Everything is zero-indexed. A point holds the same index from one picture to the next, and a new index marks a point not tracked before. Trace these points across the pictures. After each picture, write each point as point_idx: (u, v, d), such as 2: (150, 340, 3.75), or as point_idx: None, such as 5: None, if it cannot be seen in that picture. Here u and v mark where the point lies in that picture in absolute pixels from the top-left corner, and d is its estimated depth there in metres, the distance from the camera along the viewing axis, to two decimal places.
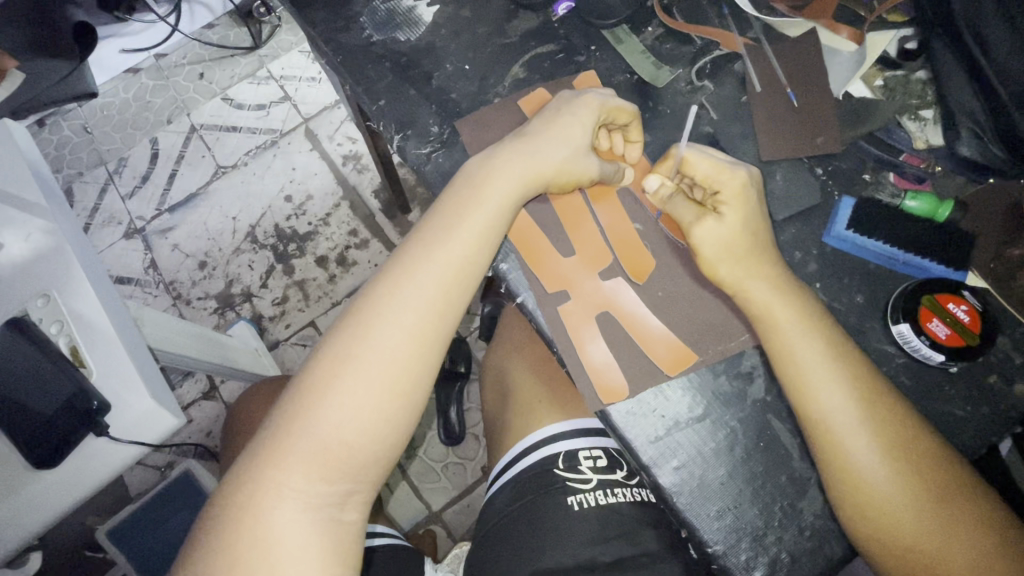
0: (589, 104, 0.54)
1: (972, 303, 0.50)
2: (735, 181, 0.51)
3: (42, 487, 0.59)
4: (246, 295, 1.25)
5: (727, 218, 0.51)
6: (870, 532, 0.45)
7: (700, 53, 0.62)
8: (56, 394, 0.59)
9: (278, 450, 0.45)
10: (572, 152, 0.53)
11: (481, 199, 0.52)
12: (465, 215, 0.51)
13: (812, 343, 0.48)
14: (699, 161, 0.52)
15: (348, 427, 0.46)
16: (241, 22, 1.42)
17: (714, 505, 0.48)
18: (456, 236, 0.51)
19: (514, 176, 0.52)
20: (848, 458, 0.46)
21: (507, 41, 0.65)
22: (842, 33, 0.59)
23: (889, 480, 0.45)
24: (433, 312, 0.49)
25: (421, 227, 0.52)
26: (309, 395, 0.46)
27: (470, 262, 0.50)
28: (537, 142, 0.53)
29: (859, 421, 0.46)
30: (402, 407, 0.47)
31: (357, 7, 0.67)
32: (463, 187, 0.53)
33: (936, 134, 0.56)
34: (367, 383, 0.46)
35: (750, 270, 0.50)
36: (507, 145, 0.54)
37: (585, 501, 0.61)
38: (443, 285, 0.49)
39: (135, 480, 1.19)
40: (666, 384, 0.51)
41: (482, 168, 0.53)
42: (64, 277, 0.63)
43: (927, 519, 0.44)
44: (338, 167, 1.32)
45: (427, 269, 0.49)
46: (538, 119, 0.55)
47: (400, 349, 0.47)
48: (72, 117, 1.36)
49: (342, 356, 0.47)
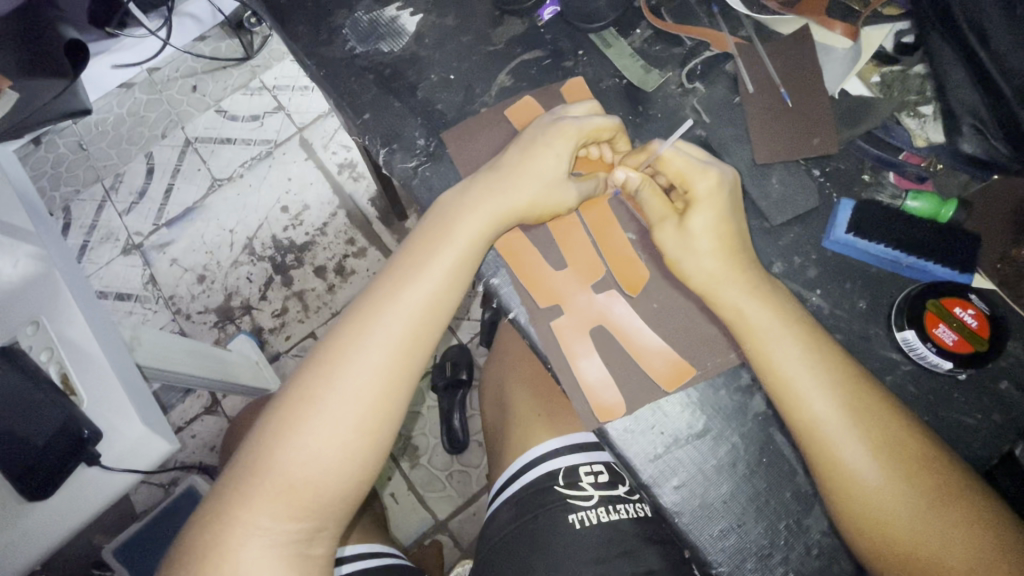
0: (564, 131, 0.52)
1: (979, 307, 0.48)
2: (708, 179, 0.50)
3: (34, 521, 0.58)
4: (246, 307, 1.24)
5: (700, 218, 0.49)
6: (863, 538, 0.44)
7: (690, 55, 0.60)
8: (46, 425, 0.58)
9: (244, 489, 0.45)
10: (548, 185, 0.52)
11: (452, 232, 0.50)
12: (436, 250, 0.50)
13: (790, 348, 0.47)
14: (675, 157, 0.51)
15: (314, 466, 0.45)
16: (232, 33, 1.41)
17: (718, 524, 0.47)
18: (427, 271, 0.50)
19: (488, 209, 0.51)
20: (841, 462, 0.44)
21: (492, 48, 0.64)
22: (836, 29, 0.57)
23: (882, 486, 0.43)
24: (403, 350, 0.48)
25: (396, 261, 0.51)
26: (277, 433, 0.46)
27: (441, 299, 0.49)
28: (511, 176, 0.52)
29: (849, 427, 0.45)
30: (369, 446, 0.46)
31: (339, 19, 0.66)
32: (436, 220, 0.52)
33: (936, 132, 0.54)
34: (335, 424, 0.46)
35: (727, 273, 0.48)
36: (482, 177, 0.53)
37: (587, 518, 0.59)
38: (413, 322, 0.48)
39: (141, 497, 1.19)
40: (665, 400, 0.50)
41: (456, 202, 0.52)
42: (54, 304, 0.62)
43: (923, 524, 0.42)
44: (333, 175, 1.30)
45: (399, 307, 0.48)
46: (513, 149, 0.53)
47: (368, 390, 0.46)
48: (66, 135, 1.35)
49: (309, 397, 0.46)
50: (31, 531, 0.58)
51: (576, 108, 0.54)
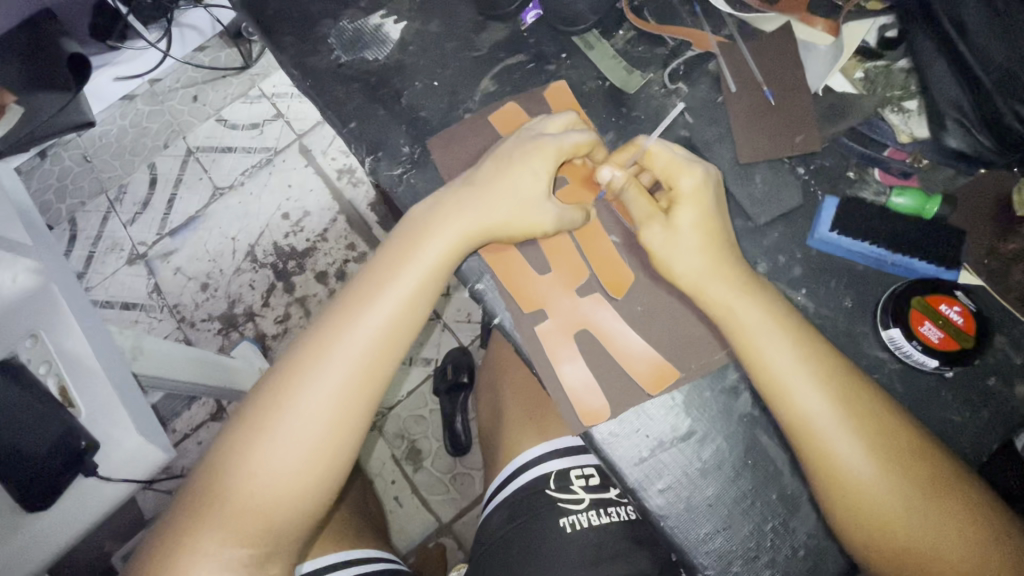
0: (541, 150, 0.52)
1: (965, 303, 0.48)
2: (693, 176, 0.50)
3: (38, 531, 0.59)
4: (249, 314, 1.26)
5: (685, 218, 0.49)
6: (858, 535, 0.43)
7: (673, 55, 0.60)
8: (46, 434, 0.60)
9: (197, 515, 0.46)
10: (522, 205, 0.51)
11: (411, 261, 0.51)
12: (396, 275, 0.51)
13: (780, 345, 0.46)
14: (661, 152, 0.51)
15: (263, 495, 0.46)
16: (231, 43, 1.40)
17: (704, 527, 0.47)
18: (382, 300, 0.50)
19: (450, 232, 0.51)
20: (835, 459, 0.44)
21: (476, 54, 0.64)
22: (818, 25, 0.56)
23: (877, 481, 0.43)
24: (360, 377, 0.49)
25: (353, 286, 0.52)
26: (231, 458, 0.47)
27: (396, 327, 0.50)
28: (484, 198, 0.52)
29: (843, 423, 0.44)
30: (324, 471, 0.48)
31: (325, 29, 0.66)
32: (399, 243, 0.52)
33: (920, 126, 0.53)
34: (289, 450, 0.47)
35: (714, 272, 0.48)
36: (451, 197, 0.52)
37: (578, 521, 0.59)
38: (371, 350, 0.49)
39: (150, 504, 1.21)
40: (648, 403, 0.50)
41: (418, 227, 0.52)
42: (52, 317, 0.63)
43: (919, 517, 0.42)
44: (333, 182, 1.31)
45: (353, 336, 0.49)
46: (486, 168, 0.53)
47: (320, 419, 0.47)
48: (72, 147, 1.36)
49: (264, 424, 0.47)
50: (34, 540, 0.59)
51: (550, 123, 0.54)
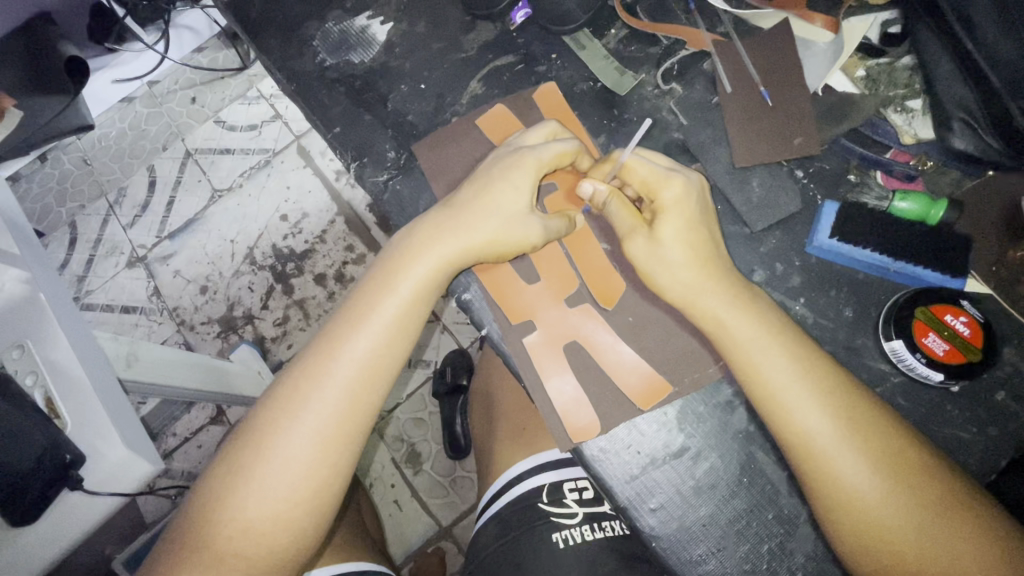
0: (522, 163, 0.50)
1: (972, 314, 0.46)
2: (674, 187, 0.48)
3: (24, 545, 0.58)
4: (248, 317, 1.25)
5: (667, 231, 0.47)
6: (863, 556, 0.42)
7: (667, 54, 0.58)
8: (23, 451, 0.57)
9: (173, 566, 0.45)
10: (507, 221, 0.49)
11: (392, 289, 0.49)
12: (375, 308, 0.49)
13: (777, 359, 0.44)
14: (639, 166, 0.49)
15: (243, 537, 0.45)
16: (229, 43, 1.38)
17: (698, 548, 0.45)
18: (363, 331, 0.49)
19: (430, 261, 0.49)
20: (838, 479, 0.42)
21: (464, 55, 0.62)
22: (817, 21, 0.54)
23: (882, 500, 0.41)
24: (339, 415, 0.47)
25: (335, 316, 0.50)
26: (210, 500, 0.46)
27: (378, 357, 0.49)
28: (466, 215, 0.49)
29: (845, 440, 0.42)
30: (303, 513, 0.46)
31: (310, 30, 0.65)
32: (378, 274, 0.50)
33: (925, 127, 0.51)
34: (267, 495, 0.45)
35: (701, 285, 0.46)
36: (431, 221, 0.50)
37: (572, 537, 0.57)
38: (351, 387, 0.48)
39: (149, 508, 1.18)
40: (640, 418, 0.48)
41: (400, 253, 0.50)
42: (37, 327, 0.62)
43: (929, 538, 0.40)
44: (332, 183, 1.29)
45: (334, 368, 0.48)
46: (467, 186, 0.51)
47: (301, 456, 0.46)
48: (71, 150, 1.35)
49: (242, 469, 0.46)
50: (24, 552, 0.58)
51: (532, 135, 0.52)
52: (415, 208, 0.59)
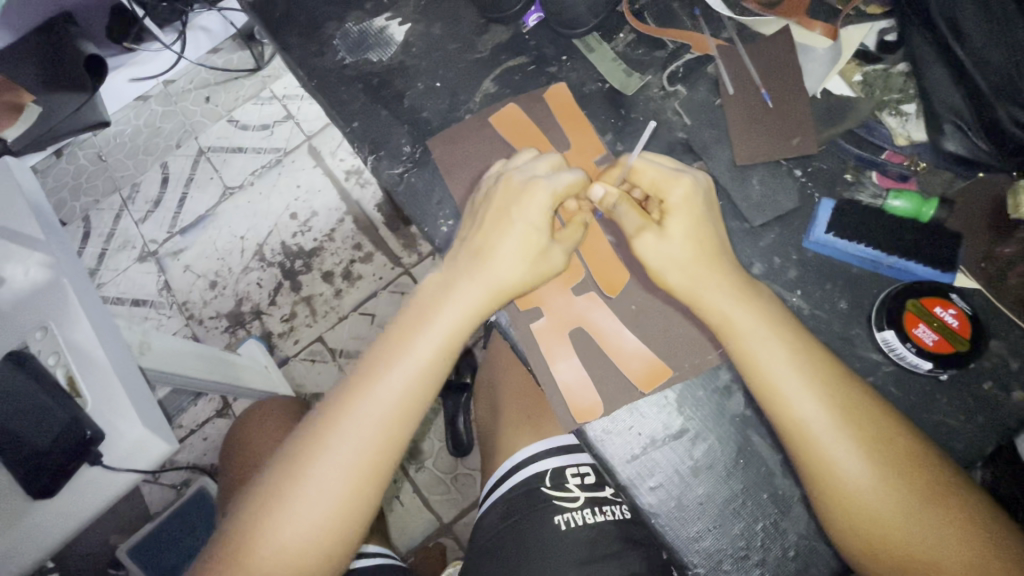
0: (538, 196, 0.50)
1: (960, 306, 0.49)
2: (682, 187, 0.50)
3: (40, 518, 0.60)
4: (256, 312, 1.27)
5: (673, 231, 0.49)
6: (857, 543, 0.44)
7: (672, 57, 0.61)
8: (50, 425, 0.59)
9: None
10: (532, 259, 0.51)
11: (428, 327, 0.51)
12: (408, 348, 0.51)
13: (777, 351, 0.46)
14: (648, 168, 0.51)
15: (278, 562, 0.47)
16: (244, 45, 1.41)
17: (694, 526, 0.48)
18: (400, 368, 0.51)
19: (463, 300, 0.51)
20: (832, 466, 0.44)
21: (478, 56, 0.64)
22: (816, 29, 0.57)
23: (874, 486, 0.43)
24: (373, 449, 0.49)
25: (374, 351, 0.52)
26: (249, 523, 0.48)
27: (413, 394, 0.50)
28: (491, 254, 0.51)
29: (840, 428, 0.44)
30: (335, 541, 0.48)
31: (330, 30, 0.67)
32: (411, 315, 0.53)
33: (918, 129, 0.53)
34: (302, 521, 0.48)
35: (706, 280, 0.48)
36: (461, 261, 0.52)
37: (573, 519, 0.59)
38: (383, 423, 0.50)
39: (155, 498, 1.18)
40: (642, 401, 0.51)
41: (436, 291, 0.53)
42: (61, 310, 0.63)
43: (921, 525, 0.42)
44: (341, 182, 1.32)
45: (371, 404, 0.50)
46: (487, 222, 0.52)
47: (335, 486, 0.48)
48: (87, 146, 1.38)
49: (278, 496, 0.48)
50: (39, 527, 0.60)
51: (540, 163, 0.53)
52: (428, 200, 0.61)
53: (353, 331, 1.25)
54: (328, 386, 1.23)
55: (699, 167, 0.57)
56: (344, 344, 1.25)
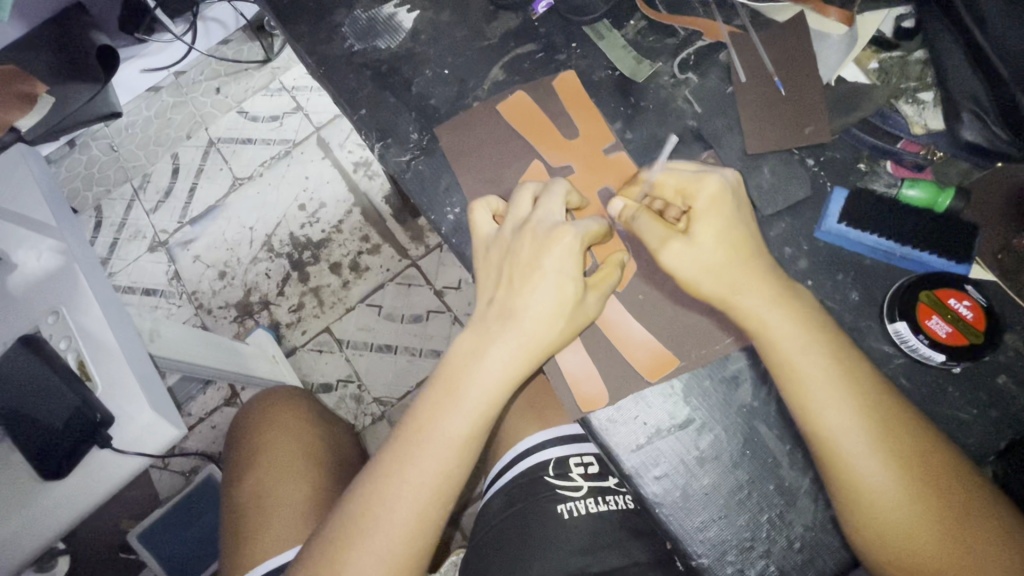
0: (567, 245, 0.50)
1: (976, 298, 0.48)
2: (709, 187, 0.48)
3: (50, 500, 0.60)
4: (264, 302, 1.28)
5: (700, 238, 0.48)
6: (870, 544, 0.43)
7: (683, 45, 0.60)
8: (61, 408, 0.60)
9: None
10: (569, 313, 0.50)
11: (459, 400, 0.51)
12: (440, 422, 0.50)
13: (816, 358, 0.45)
14: (669, 178, 0.51)
15: None
16: (254, 35, 1.41)
17: (699, 516, 0.47)
18: (432, 449, 0.50)
19: (497, 371, 0.50)
20: (859, 478, 0.43)
21: (486, 43, 0.64)
22: (831, 15, 0.56)
23: (900, 495, 0.42)
24: (411, 531, 0.49)
25: (406, 428, 0.52)
26: None
27: (447, 473, 0.50)
28: (526, 318, 0.50)
29: (868, 437, 0.43)
30: None
31: (338, 17, 0.67)
32: (439, 388, 0.52)
33: (935, 118, 0.53)
34: None
35: (745, 286, 0.47)
36: (492, 329, 0.51)
37: (576, 509, 0.60)
38: (420, 505, 0.49)
39: (163, 485, 1.19)
40: (647, 390, 0.51)
41: (468, 360, 0.51)
42: (71, 294, 0.63)
43: (944, 535, 0.42)
44: (350, 174, 1.32)
45: (407, 488, 0.49)
46: (516, 279, 0.51)
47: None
48: (99, 137, 1.39)
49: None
50: (50, 509, 0.60)
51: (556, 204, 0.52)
52: (436, 188, 0.61)
53: (360, 322, 1.25)
54: (335, 376, 1.24)
55: (709, 156, 0.56)
56: (351, 334, 1.25)
